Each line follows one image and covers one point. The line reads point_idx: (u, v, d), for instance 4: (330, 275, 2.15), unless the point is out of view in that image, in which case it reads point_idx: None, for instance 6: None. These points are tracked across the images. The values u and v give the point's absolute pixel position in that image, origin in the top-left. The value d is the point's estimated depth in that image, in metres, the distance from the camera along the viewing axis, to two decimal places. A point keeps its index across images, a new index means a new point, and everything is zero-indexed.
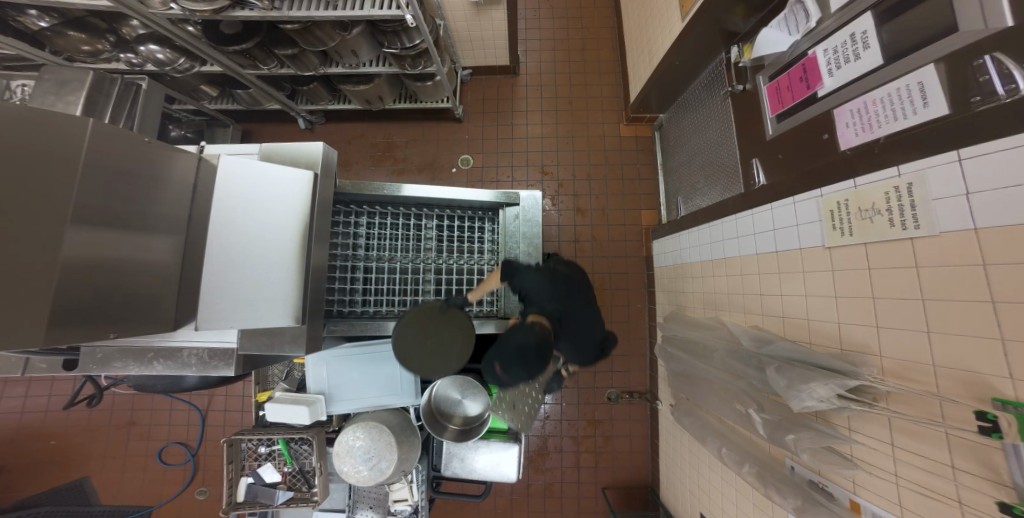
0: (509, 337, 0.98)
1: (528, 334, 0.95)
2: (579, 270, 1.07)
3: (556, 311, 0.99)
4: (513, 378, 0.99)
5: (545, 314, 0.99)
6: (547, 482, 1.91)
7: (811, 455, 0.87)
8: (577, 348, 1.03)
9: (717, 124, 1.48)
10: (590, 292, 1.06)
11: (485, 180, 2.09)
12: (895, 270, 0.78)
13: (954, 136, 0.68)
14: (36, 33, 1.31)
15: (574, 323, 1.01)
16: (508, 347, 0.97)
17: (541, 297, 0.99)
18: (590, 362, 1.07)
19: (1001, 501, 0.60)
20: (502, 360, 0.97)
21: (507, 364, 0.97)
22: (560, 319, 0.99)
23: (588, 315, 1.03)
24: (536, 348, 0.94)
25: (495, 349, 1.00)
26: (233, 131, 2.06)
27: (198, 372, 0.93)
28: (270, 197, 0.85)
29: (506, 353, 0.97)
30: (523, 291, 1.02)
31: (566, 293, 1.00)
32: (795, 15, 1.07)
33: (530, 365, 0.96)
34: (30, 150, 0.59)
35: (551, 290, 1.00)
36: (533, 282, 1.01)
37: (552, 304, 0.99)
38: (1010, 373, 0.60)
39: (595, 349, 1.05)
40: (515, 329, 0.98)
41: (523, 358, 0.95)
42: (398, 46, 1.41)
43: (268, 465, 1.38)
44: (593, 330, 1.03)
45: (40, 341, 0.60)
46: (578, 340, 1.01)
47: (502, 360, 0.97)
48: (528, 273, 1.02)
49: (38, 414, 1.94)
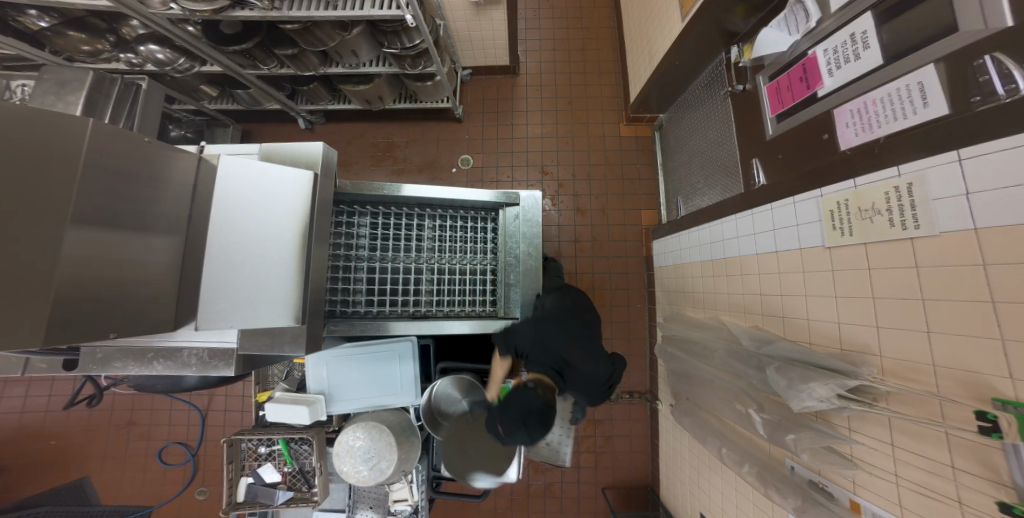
0: (513, 396, 0.95)
1: (529, 395, 0.93)
2: (573, 306, 1.09)
3: (555, 365, 1.00)
4: (516, 439, 0.95)
5: (545, 370, 1.00)
6: (547, 482, 1.91)
7: (811, 455, 0.88)
8: (584, 390, 1.05)
9: (717, 125, 1.49)
10: (586, 328, 1.07)
11: (485, 180, 2.09)
12: (895, 270, 0.78)
13: (955, 135, 0.68)
14: (36, 33, 1.31)
15: (577, 369, 1.01)
16: (509, 409, 0.93)
17: (536, 353, 1.02)
18: (601, 398, 1.09)
19: (1001, 501, 0.60)
20: (504, 421, 0.94)
21: (511, 429, 0.93)
22: (563, 374, 1.01)
23: (589, 354, 1.02)
24: (539, 412, 0.91)
25: (497, 408, 0.97)
26: (233, 131, 2.06)
27: (198, 372, 0.93)
28: (270, 197, 0.85)
29: (507, 417, 0.93)
30: (519, 348, 1.06)
31: (561, 342, 1.01)
32: (795, 15, 1.07)
33: (534, 429, 0.92)
34: (30, 149, 0.59)
35: (545, 342, 1.02)
36: (527, 337, 1.05)
37: (551, 359, 1.01)
38: (1010, 373, 0.60)
39: (603, 385, 1.06)
40: (517, 389, 0.95)
41: (526, 420, 0.91)
42: (398, 46, 1.41)
43: (268, 465, 1.38)
44: (597, 366, 1.03)
45: (40, 341, 0.60)
46: (583, 384, 1.04)
47: (503, 419, 0.94)
48: (522, 327, 1.07)
49: (38, 414, 1.94)
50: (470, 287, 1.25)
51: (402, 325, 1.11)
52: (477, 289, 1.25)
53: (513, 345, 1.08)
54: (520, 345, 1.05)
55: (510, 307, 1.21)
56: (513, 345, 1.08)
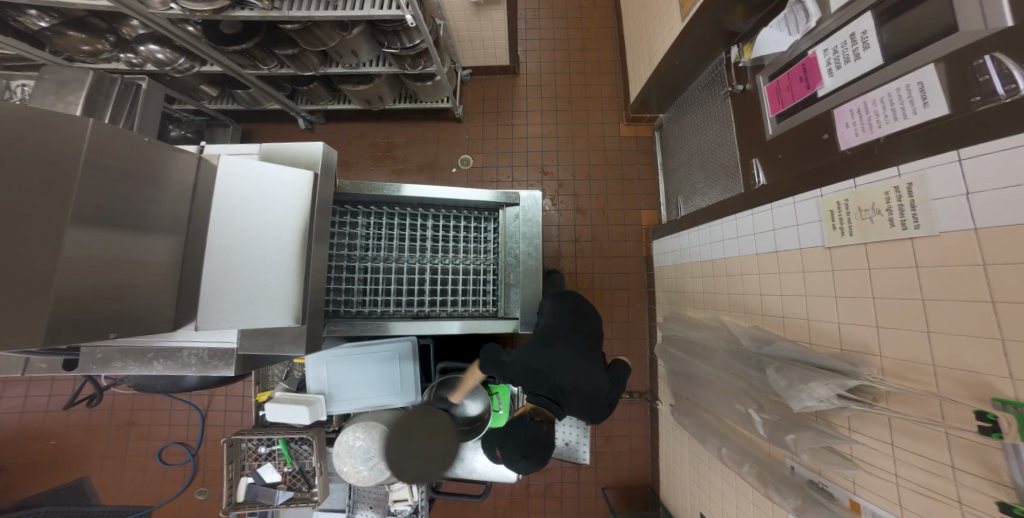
0: (517, 425, 1.01)
1: (533, 426, 0.99)
2: (567, 323, 1.09)
3: (550, 392, 1.04)
4: (513, 465, 1.00)
5: (540, 400, 1.04)
6: (547, 482, 1.91)
7: (811, 455, 0.88)
8: (584, 411, 1.08)
9: (717, 125, 1.49)
10: (581, 347, 1.07)
11: (485, 180, 2.10)
12: (895, 270, 0.78)
13: (955, 135, 0.68)
14: (36, 33, 1.31)
15: (572, 392, 1.05)
16: (511, 438, 0.99)
17: (531, 381, 1.05)
18: (604, 415, 1.11)
19: (1001, 501, 0.60)
20: (505, 446, 0.99)
21: (512, 457, 0.98)
22: (558, 400, 1.05)
23: (584, 378, 1.05)
24: (541, 443, 0.97)
25: (499, 434, 1.02)
26: (233, 132, 2.06)
27: (198, 372, 0.93)
28: (270, 197, 0.85)
29: (507, 445, 0.99)
30: (512, 376, 1.08)
31: (554, 368, 1.04)
32: (795, 15, 1.07)
33: (534, 462, 0.97)
34: (29, 149, 0.59)
35: (538, 370, 1.04)
36: (520, 366, 1.06)
37: (546, 386, 1.04)
38: (1010, 373, 0.60)
39: (603, 404, 1.07)
40: (522, 419, 1.01)
41: (527, 451, 0.96)
42: (398, 46, 1.41)
43: (268, 465, 1.38)
44: (594, 387, 1.05)
45: (40, 341, 0.60)
46: (581, 406, 1.06)
47: (504, 444, 1.00)
48: (512, 354, 1.07)
49: (38, 414, 1.94)
50: (470, 287, 1.25)
51: (402, 326, 1.11)
52: (477, 289, 1.25)
53: (507, 374, 1.09)
54: (512, 372, 1.07)
55: (510, 307, 1.21)
56: (506, 374, 1.08)
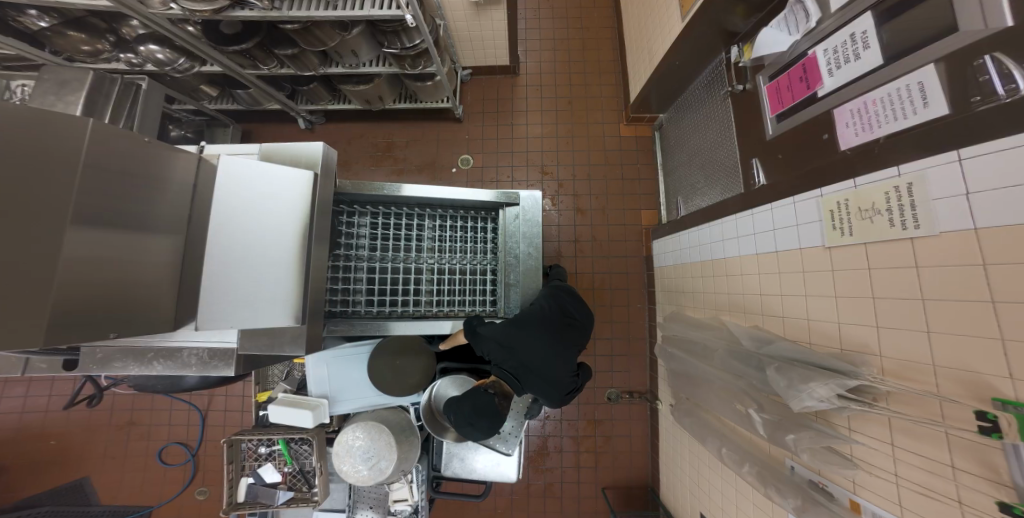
0: (470, 394, 1.02)
1: (484, 396, 1.02)
2: (549, 311, 1.12)
3: (513, 368, 1.08)
4: (463, 431, 1.02)
5: (504, 374, 1.09)
6: (547, 482, 1.91)
7: (811, 455, 0.87)
8: (542, 393, 1.10)
9: (717, 125, 1.49)
10: (556, 337, 1.09)
11: (485, 180, 2.09)
12: (895, 270, 0.78)
13: (958, 134, 0.68)
14: (36, 33, 1.32)
15: (534, 374, 1.09)
16: (464, 404, 1.00)
17: (500, 356, 1.07)
18: (562, 403, 1.15)
19: (1001, 501, 0.60)
20: (457, 414, 1.00)
21: (459, 423, 1.00)
22: (520, 378, 1.09)
23: (551, 364, 1.08)
24: (487, 413, 0.99)
25: (451, 402, 1.03)
26: (233, 131, 2.06)
27: (198, 372, 0.93)
28: (269, 197, 0.85)
29: (459, 411, 1.00)
30: (483, 349, 1.08)
31: (524, 351, 1.07)
32: (795, 15, 1.07)
33: (480, 431, 1.00)
34: (29, 149, 0.59)
35: (509, 347, 1.06)
36: (494, 341, 1.06)
37: (512, 362, 1.07)
38: (1010, 373, 0.60)
39: (558, 392, 1.11)
40: (477, 390, 1.04)
41: (475, 419, 0.99)
42: (398, 46, 1.41)
43: (267, 466, 1.37)
44: (554, 373, 1.09)
45: (40, 341, 0.60)
46: (537, 389, 1.10)
47: (456, 411, 1.01)
48: (490, 327, 1.06)
49: (38, 414, 1.94)
50: (470, 286, 1.25)
51: (403, 325, 1.10)
52: (477, 289, 1.25)
53: (479, 347, 1.09)
54: (485, 345, 1.07)
55: (510, 307, 1.21)
56: (478, 345, 1.08)
